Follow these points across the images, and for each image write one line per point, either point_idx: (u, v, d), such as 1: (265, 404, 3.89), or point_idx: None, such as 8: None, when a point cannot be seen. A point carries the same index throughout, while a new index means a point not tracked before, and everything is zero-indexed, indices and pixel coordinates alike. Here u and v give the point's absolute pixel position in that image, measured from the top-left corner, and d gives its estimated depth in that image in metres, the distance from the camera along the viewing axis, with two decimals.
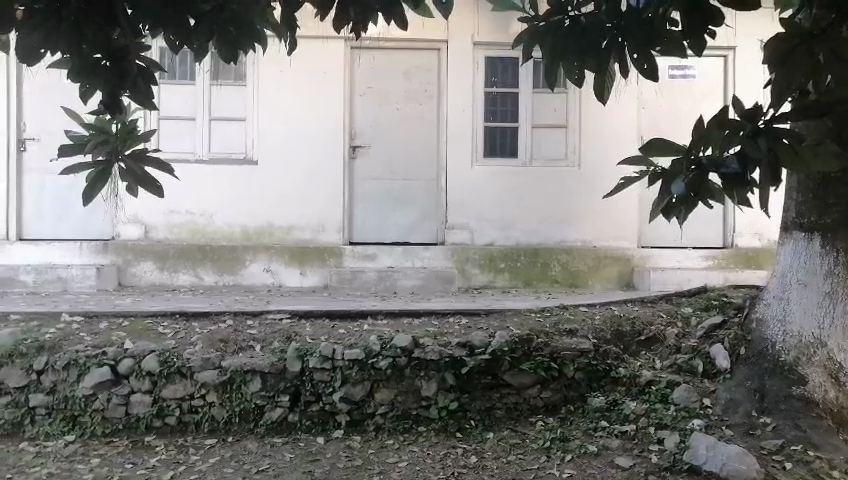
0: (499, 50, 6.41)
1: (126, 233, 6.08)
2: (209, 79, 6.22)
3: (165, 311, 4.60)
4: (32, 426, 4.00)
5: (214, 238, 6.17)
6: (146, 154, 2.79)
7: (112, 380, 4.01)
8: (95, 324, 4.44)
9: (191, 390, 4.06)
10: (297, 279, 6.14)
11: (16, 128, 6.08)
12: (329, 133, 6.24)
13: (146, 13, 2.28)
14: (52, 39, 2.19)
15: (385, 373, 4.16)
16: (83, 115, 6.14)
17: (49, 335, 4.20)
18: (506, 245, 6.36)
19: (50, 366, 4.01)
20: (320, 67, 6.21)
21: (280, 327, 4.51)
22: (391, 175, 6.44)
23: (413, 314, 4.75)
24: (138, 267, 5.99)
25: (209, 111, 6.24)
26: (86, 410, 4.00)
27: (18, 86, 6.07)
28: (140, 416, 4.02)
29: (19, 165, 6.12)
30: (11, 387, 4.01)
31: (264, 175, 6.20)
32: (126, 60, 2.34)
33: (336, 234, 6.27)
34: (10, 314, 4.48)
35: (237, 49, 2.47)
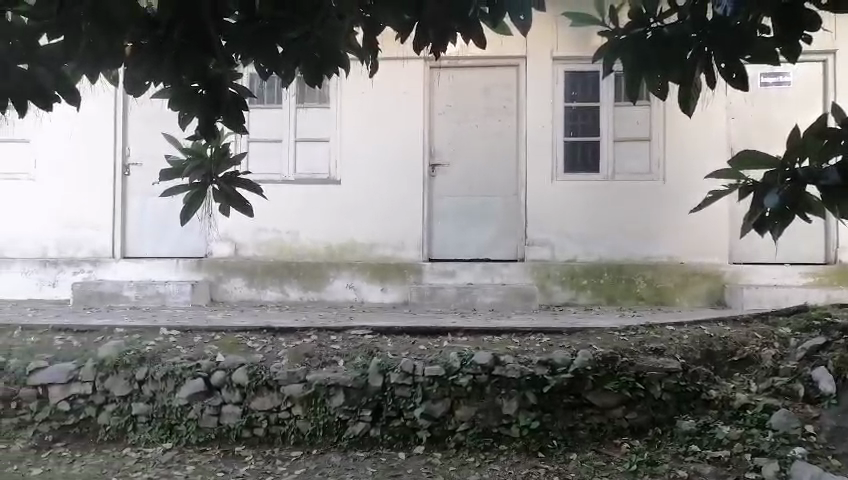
0: (580, 64, 6.34)
1: (218, 250, 6.40)
2: (295, 103, 6.49)
3: (254, 326, 4.81)
4: (134, 432, 4.24)
5: (299, 255, 6.38)
6: (237, 175, 2.97)
7: (206, 390, 4.21)
8: (191, 337, 4.70)
9: (277, 403, 4.20)
10: (378, 295, 6.25)
11: (121, 154, 6.55)
12: (409, 152, 6.35)
13: (240, 44, 2.42)
14: (154, 73, 2.36)
15: (466, 390, 4.16)
16: (181, 140, 6.54)
17: (149, 347, 4.46)
18: (588, 261, 6.23)
19: (151, 376, 4.25)
20: (400, 88, 6.35)
21: (362, 342, 4.61)
22: (470, 192, 6.47)
23: (493, 331, 4.73)
24: (229, 283, 6.28)
25: (295, 134, 6.50)
26: (182, 419, 4.20)
27: (123, 115, 6.56)
28: (231, 426, 4.20)
29: (124, 188, 6.58)
30: (116, 395, 4.27)
31: (346, 194, 6.37)
32: (219, 87, 2.49)
33: (416, 251, 6.34)
34: (116, 327, 4.81)
35: (321, 73, 2.57)
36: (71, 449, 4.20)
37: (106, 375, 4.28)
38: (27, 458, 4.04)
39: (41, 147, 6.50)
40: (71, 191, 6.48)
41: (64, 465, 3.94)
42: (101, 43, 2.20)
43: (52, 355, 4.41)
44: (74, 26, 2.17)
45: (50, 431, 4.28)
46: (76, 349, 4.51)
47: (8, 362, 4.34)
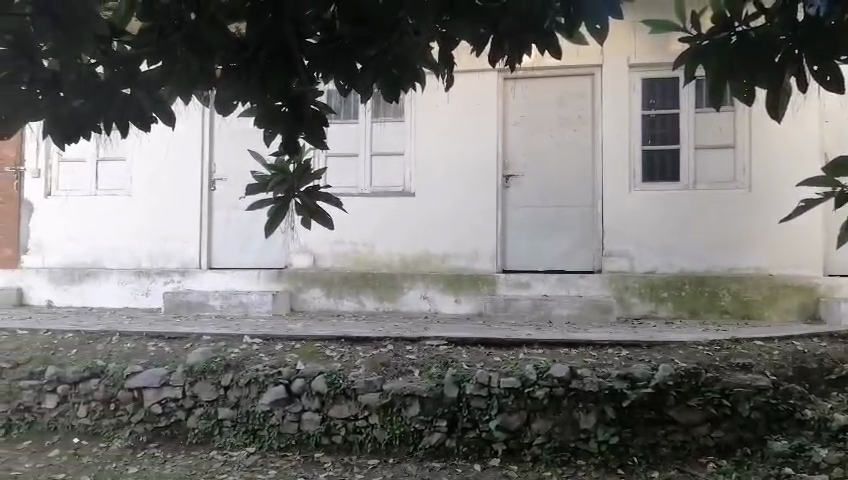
0: (660, 71, 6.18)
1: (298, 261, 6.62)
2: (370, 117, 6.62)
3: (332, 336, 4.93)
4: (220, 436, 4.42)
5: (375, 267, 6.50)
6: (319, 189, 3.09)
7: (287, 397, 4.35)
8: (272, 345, 4.87)
9: (355, 411, 4.28)
10: (452, 306, 6.27)
11: (208, 170, 6.89)
12: (483, 163, 6.37)
13: (320, 62, 2.51)
14: (242, 94, 2.50)
15: (541, 403, 4.12)
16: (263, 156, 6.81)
17: (233, 354, 4.65)
18: (668, 272, 6.04)
19: (235, 382, 4.44)
20: (473, 100, 6.40)
21: (437, 353, 4.64)
22: (545, 203, 6.42)
23: (570, 344, 4.65)
24: (307, 294, 6.47)
25: (370, 148, 6.63)
26: (265, 424, 4.36)
27: (210, 132, 6.89)
28: (310, 432, 4.31)
29: (211, 202, 6.90)
30: (204, 400, 4.46)
31: (421, 206, 6.45)
32: (302, 104, 2.59)
33: (490, 262, 6.34)
34: (203, 335, 5.05)
35: (398, 88, 2.61)
36: (163, 450, 4.42)
37: (194, 380, 4.48)
38: (124, 457, 4.29)
39: (137, 165, 6.93)
40: (164, 206, 6.87)
41: (157, 466, 4.16)
42: (193, 65, 2.33)
43: (146, 361, 4.68)
44: (171, 51, 2.33)
45: (144, 432, 4.51)
46: (168, 355, 4.76)
47: (107, 366, 4.62)
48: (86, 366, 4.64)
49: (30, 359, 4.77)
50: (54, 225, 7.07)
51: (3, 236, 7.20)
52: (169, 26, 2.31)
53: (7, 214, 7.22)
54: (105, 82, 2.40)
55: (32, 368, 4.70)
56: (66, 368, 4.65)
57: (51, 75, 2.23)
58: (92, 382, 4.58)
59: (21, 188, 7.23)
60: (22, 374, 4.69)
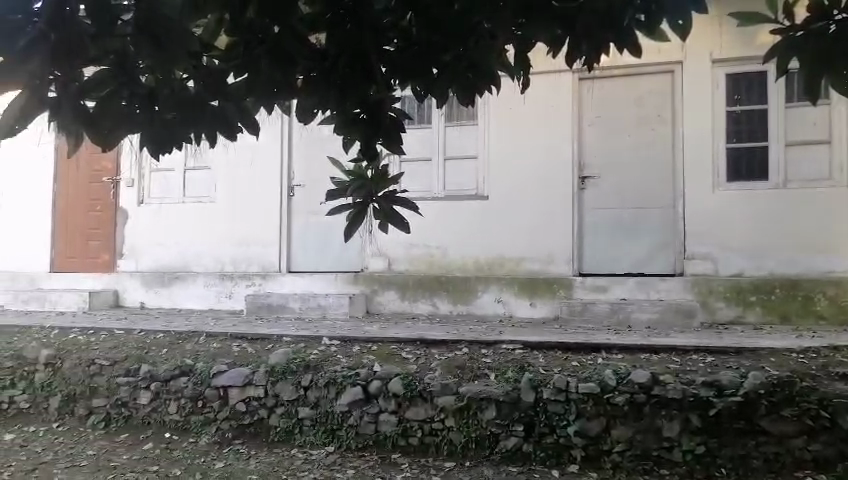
0: (745, 66, 5.93)
1: (373, 265, 6.74)
2: (444, 121, 6.65)
3: (408, 339, 5.00)
4: (300, 435, 4.55)
5: (449, 270, 6.52)
6: (396, 194, 3.13)
7: (364, 399, 4.43)
8: (350, 347, 4.99)
9: (431, 413, 4.31)
10: (527, 310, 6.20)
11: (287, 177, 7.11)
12: (559, 165, 6.28)
13: (396, 69, 2.55)
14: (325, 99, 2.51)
15: (621, 409, 4.02)
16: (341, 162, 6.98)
17: (312, 355, 4.79)
18: (756, 276, 5.77)
19: (315, 383, 4.55)
20: (548, 102, 6.33)
21: (512, 357, 4.62)
22: (622, 205, 6.26)
23: (650, 349, 4.53)
24: (382, 296, 6.57)
25: (444, 152, 6.66)
26: (343, 424, 4.46)
27: (289, 140, 7.12)
28: (387, 433, 4.37)
29: (290, 207, 7.12)
30: (285, 399, 4.60)
31: (495, 209, 6.42)
32: (380, 112, 2.65)
33: (566, 265, 6.24)
34: (284, 336, 5.24)
35: (473, 92, 2.67)
36: (247, 446, 4.59)
37: (276, 380, 4.62)
38: (211, 453, 4.48)
39: (221, 173, 7.25)
40: (246, 212, 7.16)
41: (242, 462, 4.32)
42: (277, 76, 2.38)
43: (231, 360, 4.88)
44: (257, 65, 2.40)
45: (229, 429, 4.70)
46: (251, 355, 4.95)
47: (195, 365, 4.85)
48: (176, 364, 4.89)
49: (126, 357, 5.07)
50: (147, 231, 7.50)
51: (102, 241, 7.71)
52: (254, 40, 2.39)
53: (105, 221, 7.73)
54: (195, 97, 2.49)
55: (128, 366, 4.98)
56: (159, 366, 4.91)
57: (148, 90, 2.35)
58: (181, 380, 4.81)
59: (117, 196, 7.70)
60: (119, 371, 4.98)
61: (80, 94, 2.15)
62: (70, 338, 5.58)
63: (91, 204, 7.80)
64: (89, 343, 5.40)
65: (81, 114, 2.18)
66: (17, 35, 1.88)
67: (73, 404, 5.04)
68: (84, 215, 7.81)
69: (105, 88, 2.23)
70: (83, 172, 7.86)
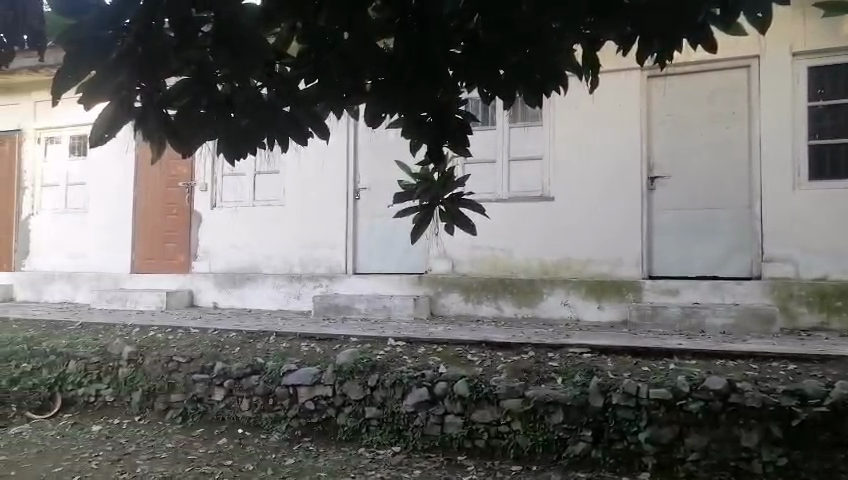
0: (828, 57, 5.64)
1: (437, 267, 6.77)
2: (508, 122, 6.62)
3: (473, 341, 5.00)
4: (367, 435, 4.61)
5: (514, 272, 6.48)
6: (462, 197, 3.15)
7: (430, 400, 4.45)
8: (415, 348, 5.04)
9: (497, 416, 4.28)
10: (594, 313, 6.08)
11: (353, 180, 7.22)
12: (627, 165, 6.14)
13: (464, 72, 2.51)
14: (387, 104, 2.54)
15: (696, 418, 3.89)
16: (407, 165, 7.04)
17: (379, 356, 4.86)
18: (842, 280, 5.47)
19: (381, 383, 4.60)
20: (615, 101, 6.20)
21: (581, 361, 4.54)
22: (695, 205, 6.06)
23: (726, 355, 4.37)
24: (447, 298, 6.58)
25: (508, 154, 6.62)
26: (410, 425, 4.49)
27: (355, 144, 7.24)
28: (453, 435, 4.38)
29: (356, 210, 7.22)
30: (352, 399, 4.67)
31: (561, 211, 6.34)
32: (447, 114, 2.65)
33: (634, 268, 6.09)
34: (351, 337, 5.34)
35: (541, 92, 2.66)
36: (316, 444, 4.69)
37: (344, 380, 4.70)
38: (282, 449, 4.60)
39: (290, 178, 7.47)
40: (314, 215, 7.34)
41: (311, 459, 4.41)
42: (346, 82, 2.51)
43: (300, 360, 5.00)
44: (326, 71, 2.50)
45: (299, 426, 4.81)
46: (318, 355, 5.06)
47: (266, 364, 5.00)
48: (248, 363, 5.05)
49: (202, 355, 5.27)
50: (220, 234, 7.79)
51: (178, 244, 8.06)
52: (325, 47, 2.42)
53: (181, 223, 8.09)
54: (266, 103, 2.58)
55: (203, 363, 5.19)
56: (232, 364, 5.09)
57: (224, 98, 2.41)
58: (253, 378, 4.96)
59: (192, 200, 8.04)
60: (195, 368, 5.19)
61: (162, 104, 2.23)
62: (150, 335, 5.84)
63: (169, 208, 8.16)
64: (168, 341, 5.64)
65: (165, 123, 2.28)
66: (105, 51, 1.94)
67: (153, 399, 5.27)
68: (161, 219, 8.19)
69: (184, 97, 2.30)
70: (161, 177, 8.24)
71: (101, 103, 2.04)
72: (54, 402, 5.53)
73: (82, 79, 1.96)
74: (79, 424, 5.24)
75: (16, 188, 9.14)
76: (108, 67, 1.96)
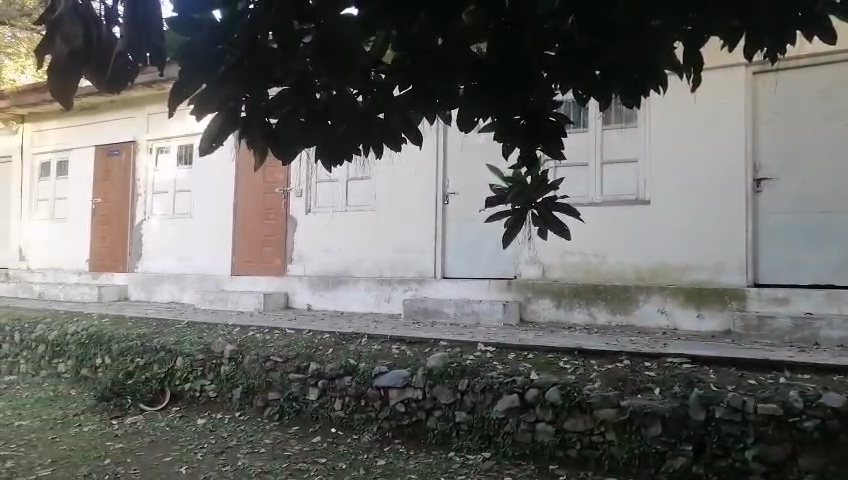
0: None
1: (528, 272, 6.68)
2: (600, 125, 6.43)
3: (565, 348, 4.90)
4: (457, 439, 4.61)
5: (607, 278, 6.30)
6: (555, 200, 3.08)
7: (520, 407, 4.40)
8: (505, 354, 4.99)
9: (591, 426, 4.17)
10: (694, 322, 5.82)
11: (442, 185, 7.26)
12: (730, 166, 5.83)
13: (560, 75, 2.45)
14: (478, 109, 2.49)
15: (811, 437, 3.67)
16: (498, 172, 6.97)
17: (469, 361, 4.85)
18: None
19: (471, 388, 4.60)
20: (718, 100, 5.90)
21: (680, 371, 4.35)
22: (806, 208, 5.67)
23: (844, 371, 4.07)
24: (537, 304, 6.48)
25: (601, 156, 6.42)
26: (500, 431, 4.45)
27: (444, 149, 7.27)
28: (544, 443, 4.30)
29: (445, 214, 7.25)
30: (442, 402, 4.69)
31: (658, 215, 6.10)
32: (541, 117, 2.64)
33: (739, 275, 5.77)
34: (442, 341, 5.38)
35: (638, 92, 2.54)
36: (405, 446, 4.74)
37: (434, 383, 4.74)
38: (373, 450, 4.68)
39: (382, 184, 7.63)
40: (404, 220, 7.46)
41: (402, 461, 4.46)
42: (441, 87, 2.48)
43: (391, 362, 5.08)
44: (421, 77, 2.48)
45: (389, 428, 4.88)
46: (409, 358, 5.12)
47: (358, 365, 5.11)
48: (341, 364, 5.18)
49: (297, 355, 5.46)
50: (315, 239, 8.07)
51: (275, 248, 8.40)
52: (420, 53, 2.40)
53: (278, 228, 8.40)
54: (363, 112, 2.63)
55: (299, 363, 5.37)
56: (326, 364, 5.25)
57: (323, 107, 2.48)
58: (346, 379, 5.09)
59: (288, 206, 8.35)
60: (291, 368, 5.39)
61: (266, 114, 2.32)
62: (250, 335, 6.11)
63: (266, 213, 8.52)
64: (265, 341, 5.88)
65: (267, 132, 2.35)
66: (215, 64, 2.05)
67: (252, 396, 5.50)
68: (260, 224, 8.56)
69: (284, 107, 2.40)
70: (260, 184, 8.61)
71: (209, 114, 2.12)
72: (163, 395, 5.90)
73: (193, 93, 2.07)
74: (185, 417, 5.56)
75: (130, 195, 9.85)
76: (216, 80, 2.06)
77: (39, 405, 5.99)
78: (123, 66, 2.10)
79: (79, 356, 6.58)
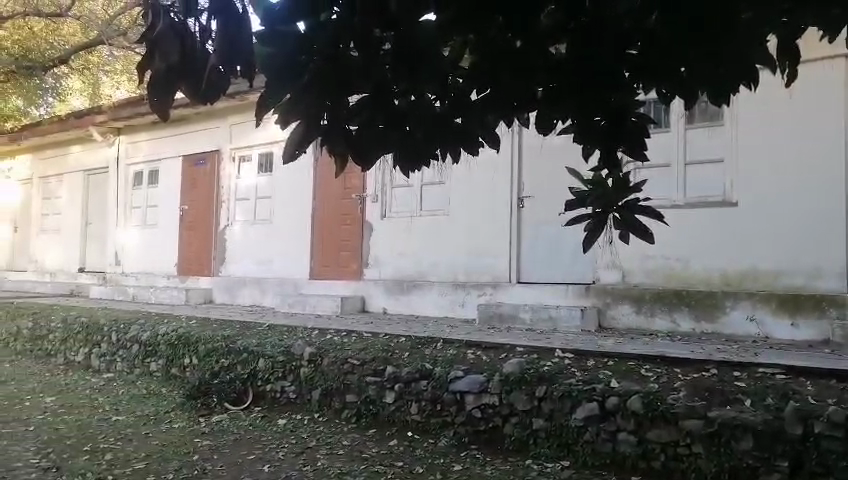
0: None
1: (606, 277, 6.52)
2: (683, 124, 6.19)
3: (647, 356, 4.74)
4: (535, 446, 4.54)
5: (691, 283, 6.07)
6: (636, 202, 2.96)
7: (601, 415, 4.29)
8: (584, 361, 4.88)
9: (676, 437, 4.01)
10: (787, 331, 5.50)
11: (518, 188, 7.19)
12: (828, 165, 5.49)
13: (642, 74, 2.39)
14: (558, 106, 2.48)
15: None
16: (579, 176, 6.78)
17: (546, 367, 4.76)
18: None
19: (549, 394, 4.52)
20: (814, 95, 5.58)
21: (773, 382, 4.12)
22: None
23: None
24: (616, 310, 6.31)
25: (685, 156, 6.18)
26: (579, 440, 4.35)
27: (519, 152, 7.19)
28: (626, 453, 4.18)
29: (520, 219, 7.18)
30: (519, 409, 4.64)
31: (746, 218, 5.82)
32: (623, 117, 2.55)
33: (838, 281, 5.43)
34: (518, 346, 5.32)
35: (724, 90, 2.35)
36: (482, 452, 4.71)
37: (511, 389, 4.69)
38: (450, 454, 4.68)
39: (456, 188, 7.64)
40: (479, 225, 7.44)
41: (479, 466, 4.43)
42: (519, 90, 2.46)
43: (466, 367, 5.07)
44: (499, 80, 2.44)
45: (466, 433, 4.86)
46: (485, 363, 5.09)
47: (434, 370, 5.12)
48: (417, 368, 5.21)
49: (374, 357, 5.54)
50: (391, 244, 8.17)
51: (351, 252, 8.57)
52: (497, 55, 2.33)
53: (354, 233, 8.57)
54: (441, 116, 2.60)
55: (376, 366, 5.44)
56: (402, 368, 5.30)
57: (401, 112, 2.45)
58: (422, 383, 5.11)
59: (364, 211, 8.49)
60: (368, 371, 5.46)
61: (345, 120, 2.33)
62: (328, 338, 6.25)
63: (343, 218, 8.69)
64: (343, 344, 5.99)
65: (345, 138, 2.37)
66: (299, 74, 2.13)
67: (330, 398, 5.62)
68: (337, 228, 8.75)
69: (362, 113, 2.37)
70: (337, 190, 8.80)
71: (293, 123, 2.22)
72: (246, 395, 6.10)
73: (278, 103, 2.17)
74: (267, 417, 5.74)
75: (214, 202, 10.28)
76: (301, 87, 2.16)
77: (134, 401, 6.34)
78: (219, 77, 2.19)
79: (169, 356, 6.93)
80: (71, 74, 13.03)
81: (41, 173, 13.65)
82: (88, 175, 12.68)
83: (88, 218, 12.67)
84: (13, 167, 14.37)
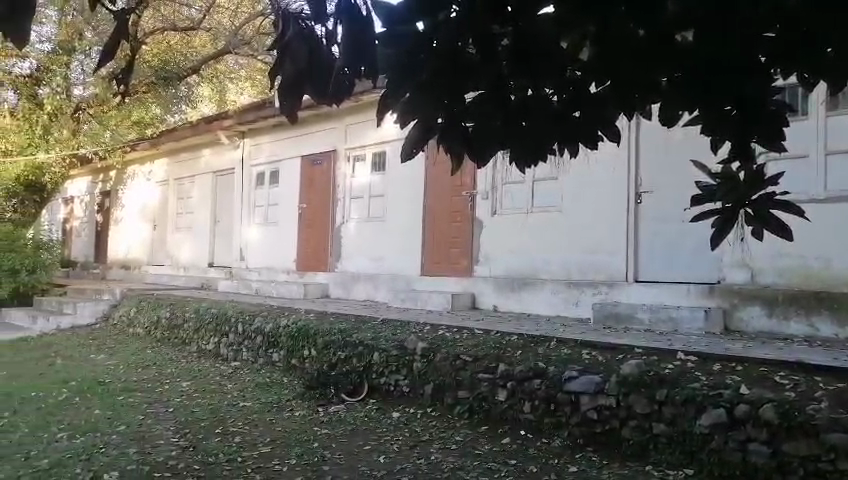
0: None
1: (733, 276, 6.14)
2: (824, 111, 5.68)
3: (782, 361, 4.41)
4: (656, 452, 4.36)
5: (832, 283, 5.57)
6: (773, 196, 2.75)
7: (729, 423, 4.03)
8: (709, 365, 4.61)
9: (817, 451, 3.71)
10: None
11: (635, 184, 6.89)
12: None
13: (779, 58, 2.22)
14: (687, 99, 2.29)
15: None
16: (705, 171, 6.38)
17: (668, 370, 4.56)
18: None
19: (671, 398, 4.31)
20: None
21: None
22: None
23: None
24: (745, 312, 5.92)
25: (825, 146, 5.67)
26: (705, 447, 4.12)
27: (636, 147, 6.91)
28: (758, 465, 3.91)
29: (637, 215, 6.88)
30: (638, 412, 4.46)
31: None
32: (759, 106, 2.29)
33: None
34: (636, 348, 5.11)
35: None
36: (598, 455, 4.58)
37: (629, 392, 4.52)
38: (564, 456, 4.59)
39: (570, 186, 7.47)
40: (593, 222, 7.23)
41: (596, 469, 4.31)
42: (641, 76, 2.28)
43: (581, 367, 4.93)
44: (620, 72, 2.29)
45: (581, 435, 4.74)
46: (602, 364, 4.94)
47: (547, 369, 5.04)
48: (530, 366, 5.14)
49: (485, 355, 5.53)
50: (502, 241, 8.12)
51: (461, 249, 8.61)
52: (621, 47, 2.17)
53: (465, 230, 8.60)
54: (557, 111, 2.50)
55: (488, 364, 5.43)
56: (515, 366, 5.24)
57: (519, 106, 2.42)
58: (535, 382, 5.04)
59: (475, 208, 8.50)
60: (480, 367, 5.46)
61: (462, 119, 2.31)
62: (440, 333, 6.31)
63: (453, 215, 8.74)
64: (454, 340, 6.02)
65: (465, 139, 2.35)
66: (417, 70, 2.15)
67: (442, 393, 5.68)
68: (447, 225, 8.81)
69: (477, 112, 2.33)
70: (447, 187, 8.85)
71: (411, 122, 2.23)
72: (361, 388, 6.29)
73: (398, 100, 2.20)
74: (381, 409, 5.90)
75: (330, 201, 10.70)
76: (418, 86, 2.17)
77: (258, 389, 6.73)
78: (344, 79, 2.27)
79: (289, 348, 7.29)
80: (202, 82, 14.02)
81: (176, 175, 14.81)
82: (217, 176, 13.60)
83: (216, 216, 13.58)
84: (152, 170, 15.70)
